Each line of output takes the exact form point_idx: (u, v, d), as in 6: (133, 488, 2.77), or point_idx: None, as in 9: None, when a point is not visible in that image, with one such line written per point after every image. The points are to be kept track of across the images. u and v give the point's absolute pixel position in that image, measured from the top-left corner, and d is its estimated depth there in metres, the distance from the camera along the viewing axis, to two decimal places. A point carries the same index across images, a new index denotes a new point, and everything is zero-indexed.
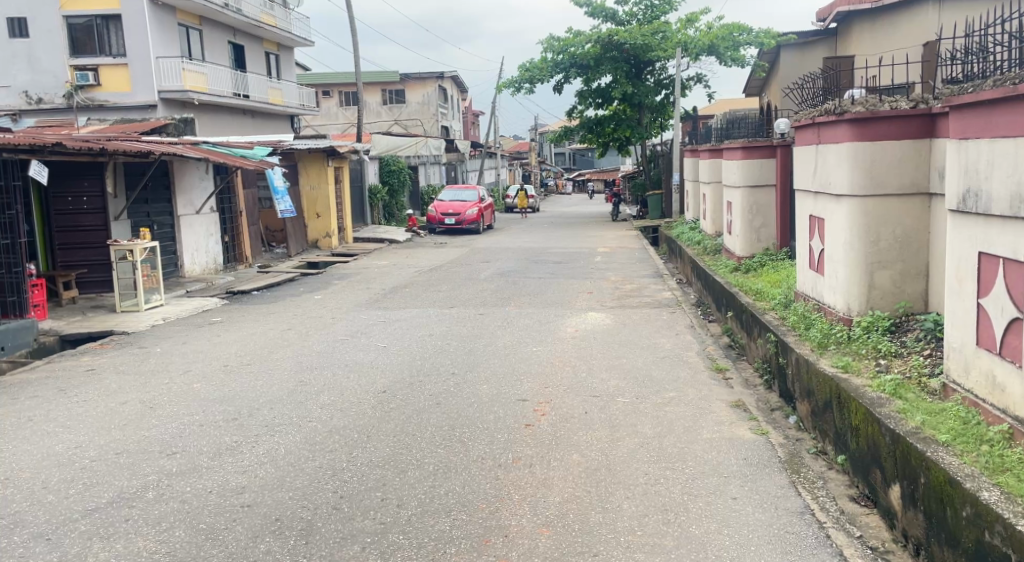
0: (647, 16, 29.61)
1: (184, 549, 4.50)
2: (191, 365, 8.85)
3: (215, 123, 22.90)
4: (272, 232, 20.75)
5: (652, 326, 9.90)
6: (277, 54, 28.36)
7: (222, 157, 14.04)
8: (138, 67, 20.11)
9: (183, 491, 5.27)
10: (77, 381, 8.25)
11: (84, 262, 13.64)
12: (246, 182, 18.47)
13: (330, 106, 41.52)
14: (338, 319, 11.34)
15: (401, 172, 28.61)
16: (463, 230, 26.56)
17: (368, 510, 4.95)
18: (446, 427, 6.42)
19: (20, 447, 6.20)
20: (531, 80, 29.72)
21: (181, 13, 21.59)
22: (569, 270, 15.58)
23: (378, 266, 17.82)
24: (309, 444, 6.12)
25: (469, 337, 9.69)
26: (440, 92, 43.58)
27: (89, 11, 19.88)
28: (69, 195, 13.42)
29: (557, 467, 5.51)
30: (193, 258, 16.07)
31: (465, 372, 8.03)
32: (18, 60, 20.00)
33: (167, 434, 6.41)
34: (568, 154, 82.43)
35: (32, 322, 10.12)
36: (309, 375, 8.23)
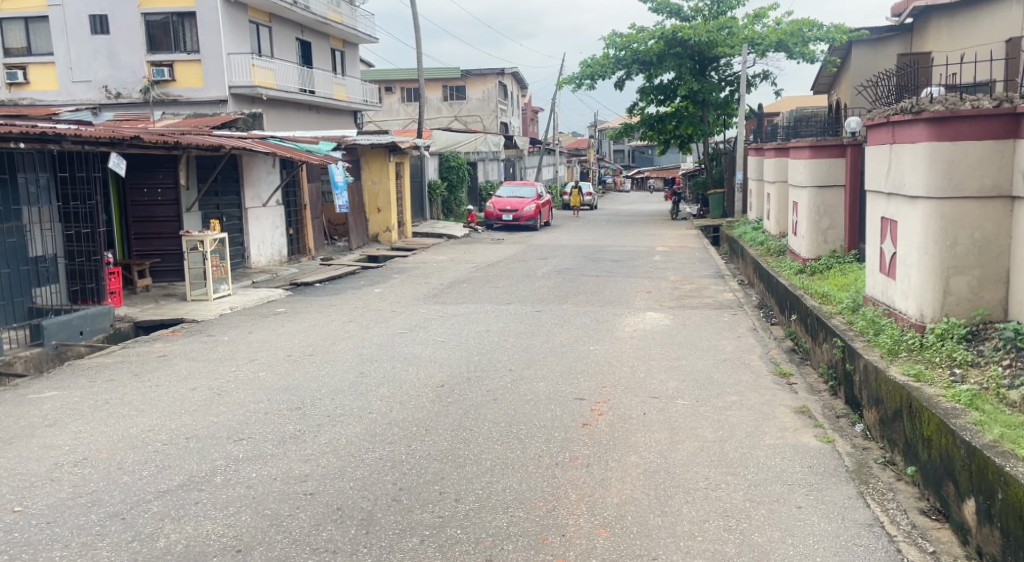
0: (713, 12, 29.12)
1: (250, 534, 4.60)
2: (257, 354, 9.05)
3: (282, 118, 23.36)
4: (335, 226, 21.11)
5: (713, 328, 9.76)
6: (343, 51, 28.77)
7: (289, 152, 14.33)
8: (211, 63, 20.64)
9: (250, 477, 5.40)
10: (149, 366, 8.52)
11: (157, 252, 14.07)
12: (310, 177, 18.81)
13: (392, 102, 42.04)
14: (398, 312, 11.47)
15: (461, 168, 28.74)
16: (521, 226, 26.57)
17: (427, 503, 4.99)
18: (505, 422, 6.44)
19: (97, 429, 6.43)
20: (592, 76, 29.54)
21: (252, 12, 22.12)
22: (626, 268, 15.46)
23: (437, 260, 17.92)
24: (370, 435, 6.20)
25: (526, 334, 9.69)
26: (501, 88, 43.71)
27: (166, 8, 20.49)
28: (143, 187, 13.85)
29: (616, 467, 5.48)
30: (260, 250, 16.45)
31: (523, 369, 8.04)
32: (99, 56, 20.70)
33: (234, 421, 6.56)
34: (628, 152, 81.84)
35: (108, 309, 10.42)
36: (370, 366, 8.34)
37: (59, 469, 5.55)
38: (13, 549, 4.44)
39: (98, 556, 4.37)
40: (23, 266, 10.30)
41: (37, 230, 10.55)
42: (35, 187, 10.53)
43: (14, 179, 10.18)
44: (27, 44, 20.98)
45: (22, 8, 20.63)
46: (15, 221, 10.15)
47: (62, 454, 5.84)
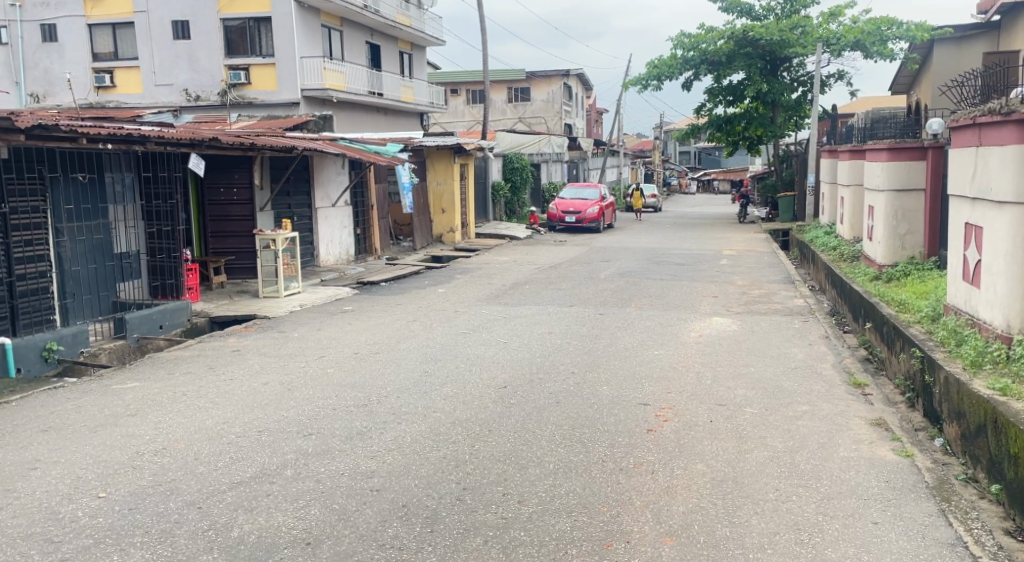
0: (786, 11, 28.50)
1: (319, 528, 4.67)
2: (325, 351, 9.21)
3: (351, 120, 23.80)
4: (401, 226, 21.36)
5: (782, 335, 9.55)
6: (411, 54, 29.09)
7: (358, 153, 14.56)
8: (285, 66, 21.14)
9: (318, 471, 5.49)
10: (223, 360, 8.75)
11: (232, 250, 14.44)
12: (377, 177, 19.08)
13: (457, 104, 42.34)
14: (461, 313, 11.53)
15: (524, 169, 28.69)
16: (584, 228, 26.46)
17: (490, 504, 4.99)
18: (568, 425, 6.40)
19: (175, 420, 6.62)
20: (659, 77, 29.24)
21: (324, 16, 22.55)
22: (693, 271, 15.24)
23: (500, 261, 17.98)
24: (433, 434, 6.24)
25: (590, 337, 9.62)
26: (566, 89, 43.63)
27: (243, 14, 21.07)
28: (219, 187, 14.25)
29: (681, 475, 5.40)
30: (328, 248, 16.77)
31: (585, 373, 7.97)
32: (180, 60, 21.38)
33: (303, 416, 6.68)
34: (694, 153, 80.74)
35: (185, 304, 10.74)
36: (435, 366, 8.40)
37: (140, 457, 5.73)
38: (97, 534, 4.59)
39: (177, 543, 4.49)
40: (109, 261, 10.71)
41: (121, 227, 10.96)
42: (120, 185, 10.96)
43: (102, 178, 10.63)
44: (114, 49, 21.78)
45: (109, 14, 21.43)
46: (102, 218, 10.59)
47: (144, 443, 6.04)
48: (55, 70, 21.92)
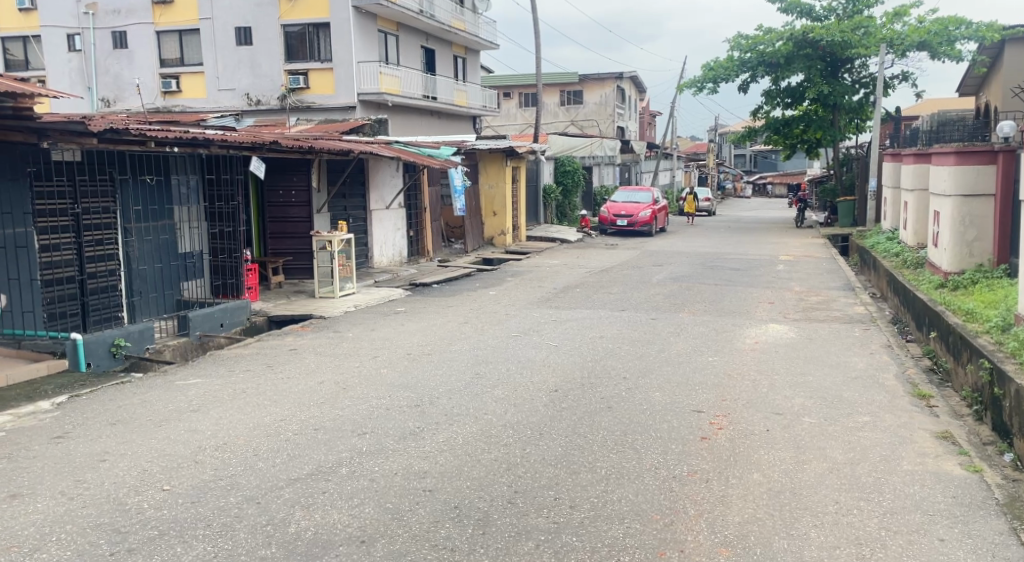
0: (848, 11, 27.90)
1: (373, 526, 4.71)
2: (379, 351, 9.30)
3: (405, 123, 24.05)
4: (453, 228, 21.41)
5: (842, 343, 9.32)
6: (465, 58, 29.24)
7: (411, 157, 14.67)
8: (343, 71, 21.43)
9: (372, 470, 5.54)
10: (281, 359, 8.90)
11: (290, 251, 14.69)
12: (430, 180, 19.22)
13: (510, 107, 42.46)
14: (513, 316, 11.53)
15: (576, 172, 28.55)
16: (636, 232, 26.25)
17: (542, 508, 4.97)
18: (620, 431, 6.34)
19: (235, 416, 6.74)
20: (714, 79, 28.90)
21: (381, 21, 22.81)
22: (748, 277, 15.00)
23: (551, 265, 17.95)
24: (485, 436, 6.24)
25: (642, 342, 9.53)
26: (619, 92, 43.40)
27: (303, 20, 21.46)
28: (279, 190, 14.53)
29: (737, 484, 5.30)
30: (382, 250, 16.95)
31: (638, 378, 7.89)
32: (242, 65, 21.87)
33: (358, 415, 6.75)
34: (750, 156, 79.55)
35: (245, 303, 10.95)
36: (485, 368, 8.41)
37: (202, 452, 5.86)
38: (162, 526, 4.69)
39: (237, 537, 4.57)
40: (173, 261, 11.08)
41: (185, 227, 11.30)
42: (185, 188, 11.30)
43: (169, 181, 10.97)
44: (181, 55, 22.39)
45: (177, 21, 22.08)
46: (167, 219, 10.96)
47: (205, 438, 6.17)
48: (125, 76, 22.65)
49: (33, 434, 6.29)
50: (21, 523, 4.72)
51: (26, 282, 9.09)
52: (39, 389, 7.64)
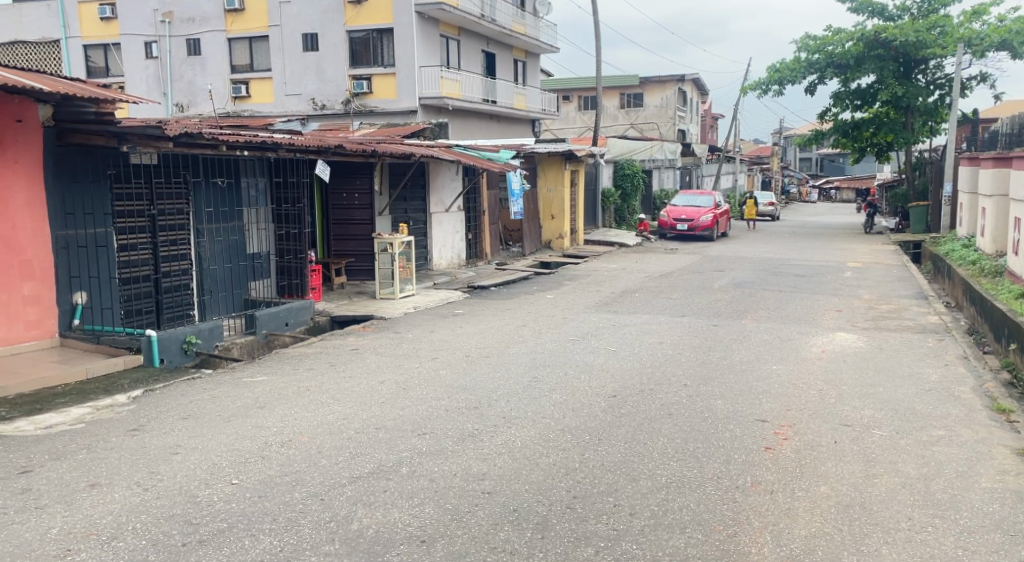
0: (923, 10, 27.08)
1: (433, 526, 4.72)
2: (438, 352, 9.35)
3: (465, 126, 24.22)
4: (510, 231, 21.40)
5: (913, 353, 9.02)
6: (525, 61, 29.28)
7: (471, 160, 14.74)
8: (405, 75, 21.68)
9: (432, 470, 5.56)
10: (343, 358, 9.01)
11: (352, 252, 14.90)
12: (489, 183, 19.31)
13: (569, 110, 42.40)
14: (571, 320, 11.45)
15: (636, 176, 28.27)
16: (697, 236, 25.88)
17: (601, 514, 4.91)
18: (681, 439, 6.24)
19: (300, 413, 6.85)
20: (780, 81, 28.37)
21: (443, 25, 23.00)
22: (813, 284, 14.64)
23: (610, 269, 17.82)
24: (543, 440, 6.21)
25: (703, 349, 9.37)
26: (680, 95, 42.91)
27: (367, 25, 21.79)
28: (343, 193, 14.75)
29: (803, 497, 5.16)
30: (441, 252, 17.05)
31: (699, 385, 7.76)
32: (309, 71, 22.30)
33: (418, 416, 6.79)
34: (816, 160, 77.66)
35: (309, 303, 11.12)
36: (544, 372, 8.37)
37: (268, 448, 5.97)
38: (230, 519, 4.78)
39: (302, 532, 4.63)
40: (242, 261, 11.35)
41: (254, 229, 11.54)
42: (255, 190, 11.52)
43: (239, 183, 11.22)
44: (250, 61, 22.94)
45: (247, 28, 22.64)
46: (237, 220, 11.20)
47: (271, 435, 6.28)
48: (198, 82, 23.33)
49: (111, 426, 6.48)
50: (99, 512, 4.85)
51: (104, 280, 9.26)
52: (116, 383, 7.88)
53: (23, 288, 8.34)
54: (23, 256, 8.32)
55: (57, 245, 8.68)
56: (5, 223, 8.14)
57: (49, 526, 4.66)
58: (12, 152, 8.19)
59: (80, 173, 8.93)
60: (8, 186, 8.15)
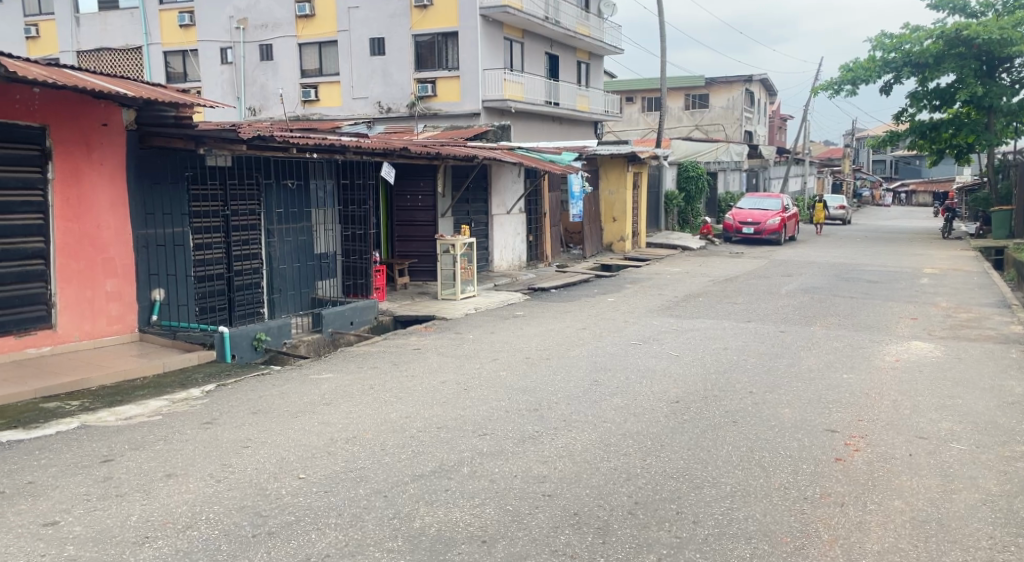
0: (1008, 6, 26.03)
1: (495, 527, 4.72)
2: (499, 353, 9.37)
3: (527, 129, 24.26)
4: (571, 233, 21.36)
5: (994, 365, 8.65)
6: (589, 63, 29.15)
7: (533, 162, 14.75)
8: (469, 79, 21.82)
9: (493, 471, 5.56)
10: (405, 358, 9.10)
11: (415, 253, 15.05)
12: (551, 185, 19.29)
13: (632, 112, 42.10)
14: (632, 324, 11.34)
15: (700, 178, 27.60)
16: (763, 240, 25.37)
17: (663, 521, 4.84)
18: (745, 447, 6.11)
19: (364, 411, 6.94)
20: (854, 81, 27.67)
21: (507, 29, 23.08)
22: (887, 290, 14.19)
23: (673, 272, 17.61)
24: (605, 444, 6.15)
25: (769, 355, 9.17)
26: (748, 96, 42.15)
27: (433, 29, 21.99)
28: (407, 194, 14.91)
29: (876, 510, 4.99)
30: (502, 254, 17.11)
31: (765, 393, 7.59)
32: (375, 75, 22.62)
33: (479, 416, 6.81)
34: (891, 162, 75.29)
35: (374, 303, 11.27)
36: (605, 375, 8.31)
37: (334, 444, 6.06)
38: (298, 512, 4.87)
39: (365, 528, 4.68)
40: (310, 261, 11.56)
41: (321, 229, 11.76)
42: (322, 192, 11.73)
43: (308, 185, 11.45)
44: (320, 66, 23.39)
45: (317, 34, 23.09)
46: (306, 221, 11.43)
47: (337, 431, 6.38)
48: (270, 87, 23.91)
49: (185, 419, 6.67)
50: (175, 501, 4.99)
51: (181, 278, 9.54)
52: (190, 377, 8.11)
53: (106, 284, 8.66)
54: (106, 253, 8.65)
55: (137, 243, 8.98)
56: (89, 221, 8.48)
57: (129, 513, 4.81)
58: (97, 154, 8.52)
59: (159, 174, 9.21)
60: (93, 186, 8.49)
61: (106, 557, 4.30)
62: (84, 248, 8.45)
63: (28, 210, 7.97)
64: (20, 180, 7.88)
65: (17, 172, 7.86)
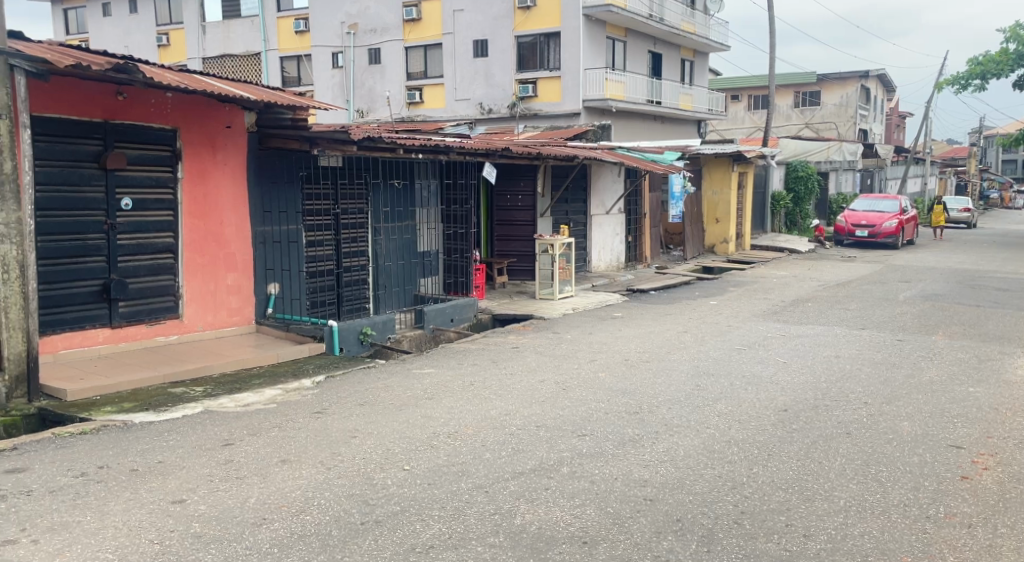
0: None
1: (595, 529, 4.68)
2: (597, 355, 9.30)
3: (628, 128, 24.04)
4: (672, 234, 21.01)
5: None
6: (694, 61, 28.58)
7: (635, 162, 14.60)
8: (570, 79, 21.78)
9: (594, 473, 5.52)
10: (505, 356, 9.17)
11: (514, 252, 15.15)
12: (652, 185, 19.07)
13: (738, 110, 41.12)
14: (737, 328, 11.06)
15: (810, 178, 26.54)
16: (877, 243, 24.29)
17: (772, 533, 4.69)
18: (860, 460, 5.85)
19: (465, 407, 7.03)
20: (983, 75, 26.16)
21: (610, 28, 22.91)
22: (1016, 299, 13.31)
23: (779, 276, 17.08)
24: (708, 451, 6.01)
25: (886, 365, 8.76)
26: (863, 92, 40.46)
27: (535, 30, 22.03)
28: (507, 194, 15.02)
29: (1006, 535, 4.68)
30: (600, 254, 17.02)
31: (881, 404, 7.25)
32: (478, 77, 22.88)
33: (579, 416, 6.78)
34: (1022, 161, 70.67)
35: (474, 300, 11.38)
36: (707, 380, 8.13)
37: (437, 438, 6.15)
38: (403, 503, 4.96)
39: (468, 522, 4.73)
40: (413, 258, 11.79)
41: (425, 228, 11.99)
42: (427, 191, 11.96)
43: (413, 185, 11.70)
44: (425, 68, 23.81)
45: (423, 37, 23.51)
46: (410, 220, 11.68)
47: (439, 425, 6.48)
48: (378, 89, 24.53)
49: (298, 408, 6.92)
50: (290, 486, 5.17)
51: (295, 273, 9.89)
52: (302, 368, 8.41)
53: (228, 278, 9.09)
54: (228, 249, 9.07)
55: (255, 239, 9.38)
56: (214, 219, 8.91)
57: (248, 495, 5.02)
58: (221, 155, 8.93)
59: (277, 173, 9.57)
60: (217, 185, 8.91)
61: (228, 535, 4.49)
62: (209, 245, 8.89)
63: (160, 208, 8.45)
64: (154, 180, 8.36)
65: (151, 171, 8.34)
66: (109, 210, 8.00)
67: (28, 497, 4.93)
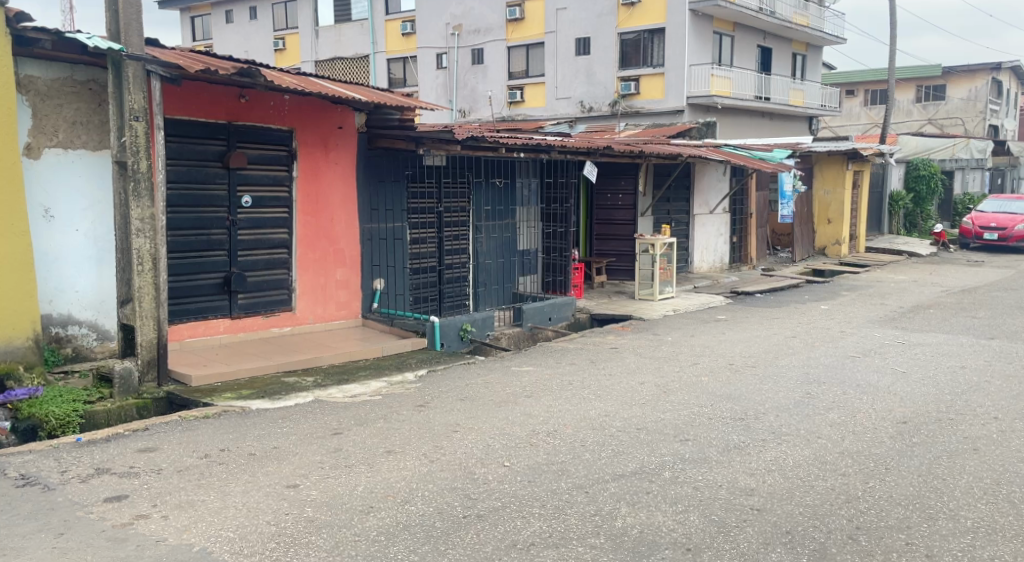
0: None
1: (699, 536, 4.53)
2: (700, 358, 9.05)
3: (735, 126, 23.37)
4: (779, 236, 20.36)
5: None
6: (806, 55, 27.55)
7: (742, 160, 14.16)
8: (674, 75, 21.30)
9: (697, 479, 5.35)
10: (603, 356, 9.06)
11: (614, 251, 14.98)
12: (759, 184, 18.48)
13: (853, 106, 39.49)
14: (849, 334, 10.56)
15: (933, 177, 25.20)
16: (1006, 248, 22.78)
17: (890, 551, 4.43)
18: (989, 480, 5.45)
19: (564, 406, 6.96)
20: None
21: (717, 22, 22.33)
22: None
23: (895, 280, 16.24)
24: (820, 462, 5.74)
25: (1018, 379, 8.14)
26: (993, 85, 38.01)
27: (639, 26, 21.70)
28: (608, 193, 14.87)
29: None
30: (703, 255, 16.61)
31: (1013, 420, 6.74)
32: (580, 75, 22.79)
33: (681, 420, 6.61)
34: None
35: (572, 300, 11.30)
36: (819, 388, 7.78)
37: (536, 435, 6.12)
38: (504, 499, 4.93)
39: (569, 521, 4.66)
40: (513, 256, 11.82)
41: (525, 227, 12.00)
42: (527, 190, 11.97)
43: (514, 183, 11.73)
44: (527, 67, 23.86)
45: (527, 35, 23.57)
46: (511, 218, 11.70)
47: (539, 423, 6.43)
48: (481, 89, 24.75)
49: (401, 401, 7.01)
50: (395, 477, 5.23)
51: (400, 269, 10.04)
52: (406, 362, 8.54)
53: (337, 273, 9.34)
54: (337, 245, 9.31)
55: (363, 236, 9.58)
56: (325, 215, 9.16)
57: (356, 483, 5.10)
58: (333, 154, 9.18)
59: (385, 172, 9.75)
60: (328, 183, 9.16)
61: (337, 521, 4.57)
62: (320, 240, 9.14)
63: (277, 205, 8.75)
64: (271, 178, 8.66)
65: (269, 170, 8.64)
66: (230, 207, 8.32)
67: (157, 475, 5.18)
